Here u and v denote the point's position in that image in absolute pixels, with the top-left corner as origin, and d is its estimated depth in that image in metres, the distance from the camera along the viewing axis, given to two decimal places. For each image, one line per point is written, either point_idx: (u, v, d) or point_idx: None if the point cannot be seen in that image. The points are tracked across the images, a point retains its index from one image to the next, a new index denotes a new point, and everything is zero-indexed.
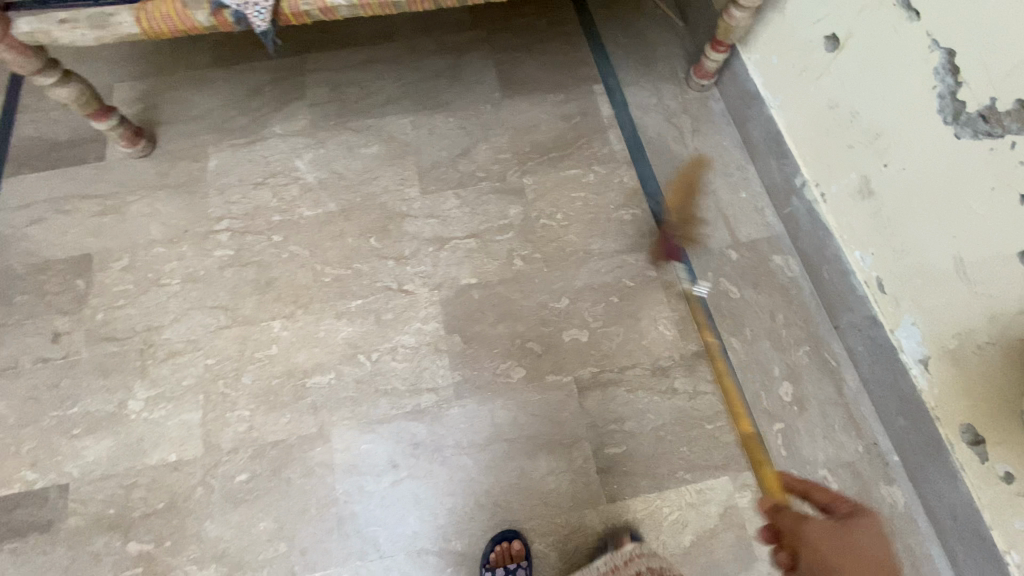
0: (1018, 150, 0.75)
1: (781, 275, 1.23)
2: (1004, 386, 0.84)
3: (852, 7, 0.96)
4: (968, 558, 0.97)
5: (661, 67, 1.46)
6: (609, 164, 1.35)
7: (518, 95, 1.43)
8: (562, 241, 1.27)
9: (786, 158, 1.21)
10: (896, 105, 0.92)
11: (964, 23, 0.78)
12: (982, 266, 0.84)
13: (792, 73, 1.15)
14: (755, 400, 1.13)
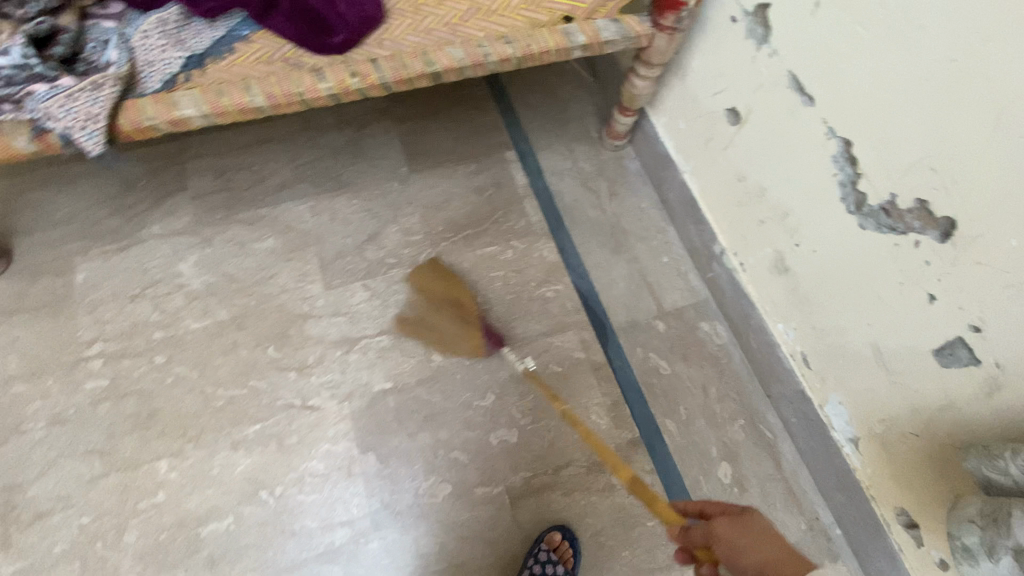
0: (921, 250, 0.71)
1: (711, 345, 1.19)
2: (932, 476, 0.82)
3: (749, 83, 0.93)
4: None
5: (575, 127, 1.41)
6: (527, 238, 1.28)
7: (426, 168, 1.34)
8: (482, 328, 1.17)
9: (703, 225, 1.18)
10: (800, 186, 0.89)
11: (855, 115, 0.75)
12: (899, 357, 0.81)
13: (700, 141, 1.11)
14: (695, 486, 1.08)
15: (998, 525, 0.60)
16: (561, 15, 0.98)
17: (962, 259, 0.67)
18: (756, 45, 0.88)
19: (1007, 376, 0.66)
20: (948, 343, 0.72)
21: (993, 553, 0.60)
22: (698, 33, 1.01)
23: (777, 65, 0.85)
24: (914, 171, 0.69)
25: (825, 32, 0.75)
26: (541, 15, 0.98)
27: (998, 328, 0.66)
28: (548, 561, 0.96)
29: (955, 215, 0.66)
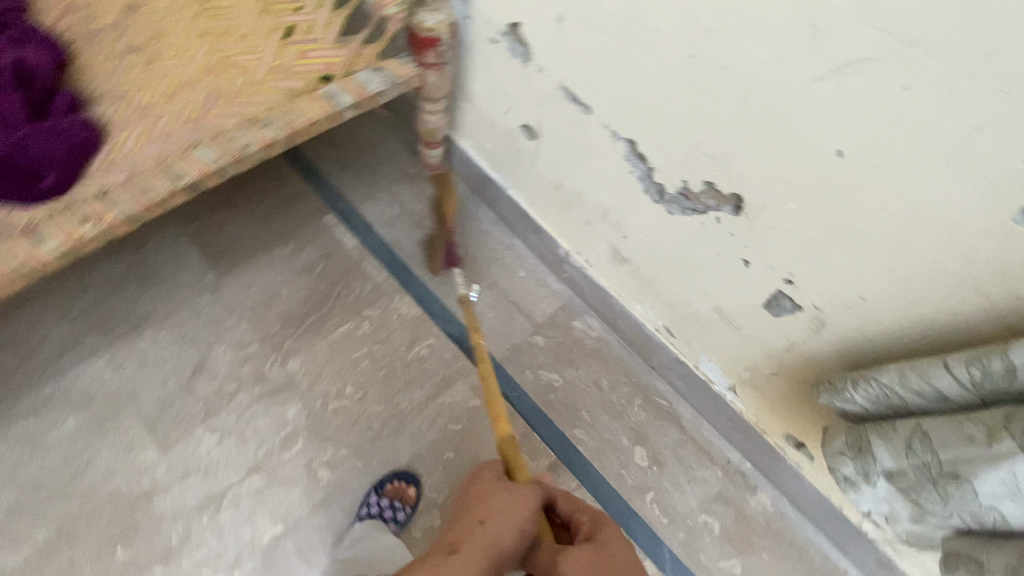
0: (723, 224, 0.76)
1: (591, 340, 1.21)
2: (798, 405, 0.91)
3: (530, 98, 0.92)
4: (835, 531, 1.07)
5: (388, 166, 1.32)
6: (379, 301, 1.18)
7: (238, 265, 1.17)
8: (364, 417, 1.07)
9: (542, 233, 1.18)
10: (607, 186, 0.90)
11: (629, 114, 0.76)
12: (739, 315, 0.86)
13: (510, 157, 1.10)
14: (620, 482, 1.11)
15: (865, 455, 0.67)
16: (318, 76, 0.89)
17: (758, 226, 0.71)
18: (523, 62, 0.87)
19: (826, 316, 0.72)
20: (773, 296, 0.78)
21: (870, 478, 0.67)
22: (468, 57, 0.98)
23: (547, 79, 0.85)
24: (694, 157, 0.72)
25: (575, 44, 0.75)
26: (294, 81, 0.88)
27: (804, 277, 0.71)
28: None
29: (739, 191, 0.70)
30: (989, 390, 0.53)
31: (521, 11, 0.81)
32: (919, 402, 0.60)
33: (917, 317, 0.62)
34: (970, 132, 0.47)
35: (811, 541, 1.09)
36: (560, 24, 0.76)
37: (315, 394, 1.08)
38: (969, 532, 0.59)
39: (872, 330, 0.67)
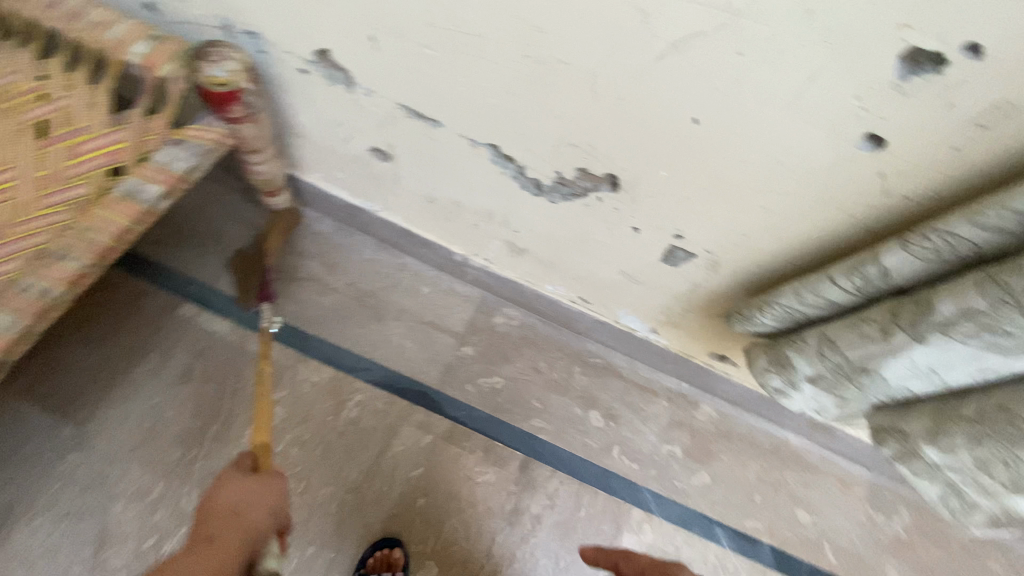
0: (606, 202, 0.76)
1: (515, 330, 1.21)
2: (714, 330, 0.98)
3: (369, 123, 0.83)
4: (771, 411, 1.21)
5: (234, 227, 1.16)
6: (284, 379, 1.06)
7: (100, 404, 0.99)
8: (319, 506, 0.99)
9: (430, 245, 1.12)
10: (481, 190, 0.86)
11: (482, 120, 0.72)
12: (644, 273, 0.89)
13: (368, 182, 1.00)
14: (587, 449, 1.15)
15: (788, 368, 0.73)
16: (104, 172, 0.72)
17: (638, 196, 0.72)
18: (348, 89, 0.78)
19: (719, 257, 0.77)
20: (668, 251, 0.81)
21: (797, 386, 0.74)
22: (282, 92, 0.86)
23: (381, 101, 0.77)
24: (560, 148, 0.70)
25: (401, 61, 0.68)
26: (72, 190, 0.70)
27: (691, 230, 0.74)
28: None
29: (612, 170, 0.70)
30: (871, 289, 0.59)
31: (327, 36, 0.71)
32: (819, 311, 0.67)
33: (796, 241, 0.67)
34: (805, 81, 0.49)
35: (754, 427, 1.23)
36: (376, 44, 0.68)
37: None
38: (885, 405, 0.67)
39: (761, 260, 0.73)
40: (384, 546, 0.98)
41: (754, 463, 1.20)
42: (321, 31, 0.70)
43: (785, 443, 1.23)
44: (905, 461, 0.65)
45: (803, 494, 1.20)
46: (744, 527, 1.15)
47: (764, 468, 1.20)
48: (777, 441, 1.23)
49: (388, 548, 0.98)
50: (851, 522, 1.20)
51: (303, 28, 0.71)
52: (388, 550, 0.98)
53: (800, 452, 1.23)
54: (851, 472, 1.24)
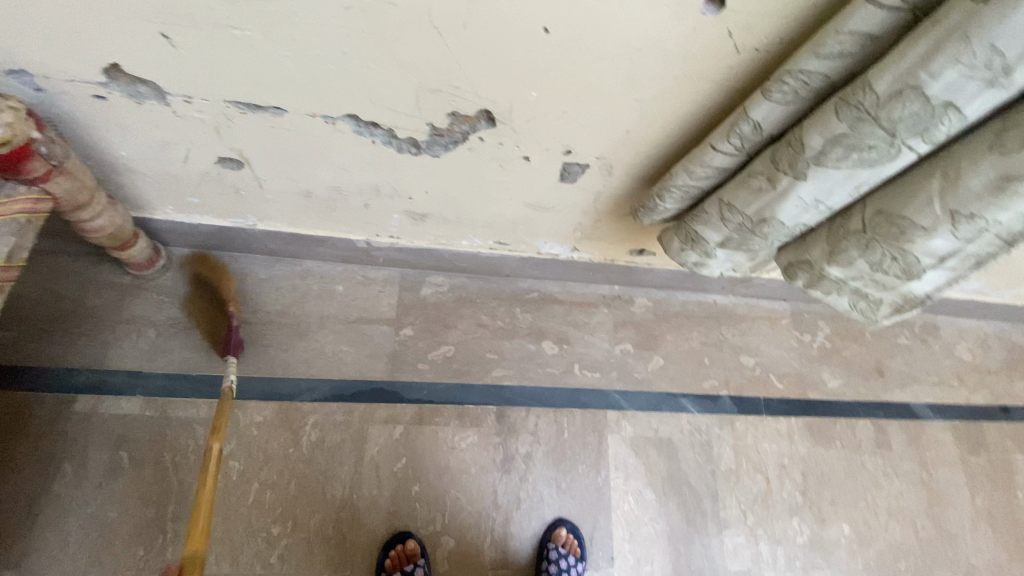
0: (488, 140, 0.73)
1: (445, 295, 1.19)
2: (627, 229, 1.01)
3: (204, 133, 0.73)
4: (696, 282, 1.30)
5: (99, 297, 1.01)
6: (227, 432, 0.98)
7: (24, 538, 0.87)
8: (316, 536, 0.96)
9: (328, 242, 1.04)
10: (359, 167, 0.80)
11: (329, 94, 0.65)
12: (546, 198, 0.89)
13: (231, 199, 0.90)
14: (552, 378, 1.18)
15: (700, 241, 0.77)
16: None
17: (516, 124, 0.70)
18: (161, 101, 0.67)
19: (610, 159, 0.77)
20: (563, 169, 0.80)
21: (712, 254, 0.79)
22: (85, 129, 0.72)
23: (207, 105, 0.67)
24: (423, 98, 0.65)
25: (210, 52, 0.59)
26: None
27: (577, 142, 0.74)
28: (563, 556, 1.00)
29: (483, 105, 0.67)
30: (749, 145, 0.63)
31: (108, 48, 0.59)
32: (711, 180, 0.70)
33: (674, 122, 0.68)
34: None
35: (687, 302, 1.33)
36: (172, 41, 0.58)
37: (250, 564, 0.92)
38: (787, 244, 0.73)
39: (649, 150, 0.74)
40: (399, 541, 0.97)
41: (696, 333, 1.31)
42: (99, 44, 0.58)
43: (714, 305, 1.35)
44: (816, 286, 0.72)
45: (742, 343, 1.33)
46: (705, 389, 1.26)
47: (705, 333, 1.31)
48: (708, 306, 1.34)
49: (403, 541, 0.97)
50: (785, 350, 1.36)
51: (74, 46, 0.59)
52: (404, 543, 0.97)
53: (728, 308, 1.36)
54: (773, 309, 1.39)
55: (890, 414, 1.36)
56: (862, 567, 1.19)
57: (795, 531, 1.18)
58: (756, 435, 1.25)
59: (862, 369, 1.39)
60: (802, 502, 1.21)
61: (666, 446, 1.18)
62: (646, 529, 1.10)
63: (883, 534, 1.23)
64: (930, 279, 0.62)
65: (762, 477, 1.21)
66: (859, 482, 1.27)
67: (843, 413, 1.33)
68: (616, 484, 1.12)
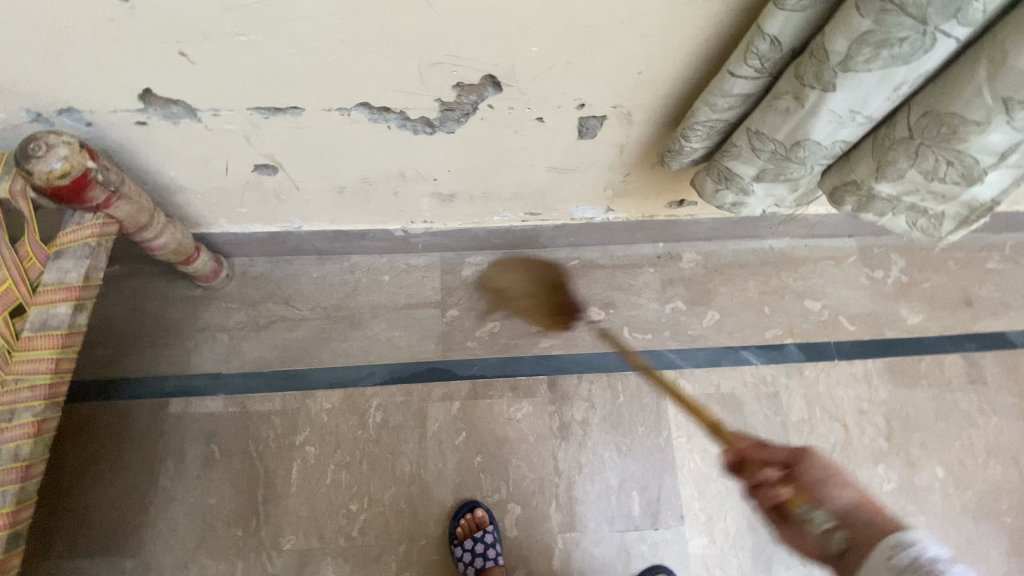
0: (499, 105, 0.73)
1: (486, 274, 1.20)
2: (659, 180, 0.98)
3: (237, 143, 0.78)
4: (746, 228, 1.23)
5: (177, 310, 1.12)
6: (301, 420, 1.06)
7: (143, 525, 0.99)
8: (391, 510, 1.01)
9: (369, 234, 1.08)
10: (382, 154, 0.82)
11: (337, 85, 0.67)
12: (569, 158, 0.88)
13: (273, 203, 0.96)
14: (602, 342, 1.17)
15: (734, 179, 0.73)
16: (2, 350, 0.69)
17: (523, 84, 0.69)
18: (194, 118, 0.73)
19: (627, 106, 0.75)
20: (580, 124, 0.79)
21: (749, 191, 0.74)
22: (136, 155, 0.80)
23: (233, 115, 0.72)
24: (428, 73, 0.66)
25: (223, 63, 0.63)
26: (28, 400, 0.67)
27: (589, 93, 0.72)
28: None
29: (487, 70, 0.66)
30: (770, 63, 0.58)
31: (139, 75, 0.65)
32: (735, 110, 0.66)
33: (685, 55, 0.65)
34: None
35: (739, 251, 1.26)
36: (189, 58, 0.62)
37: (334, 539, 0.99)
38: (828, 169, 0.68)
39: (666, 90, 0.71)
40: (467, 510, 1.01)
41: (752, 282, 1.24)
42: (132, 72, 0.64)
43: (770, 251, 1.27)
44: (867, 209, 0.66)
45: (805, 287, 1.24)
46: (767, 339, 1.20)
47: (764, 281, 1.24)
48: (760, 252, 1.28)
49: (471, 510, 1.01)
50: (855, 290, 1.26)
51: (111, 78, 0.65)
52: (473, 512, 1.01)
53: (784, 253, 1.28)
54: (837, 248, 1.29)
55: (983, 346, 1.24)
56: (960, 510, 1.11)
57: (881, 479, 1.11)
58: (828, 381, 1.17)
59: (947, 301, 1.27)
60: (887, 447, 1.14)
61: (730, 400, 1.13)
62: (716, 485, 1.07)
63: (983, 475, 1.14)
64: (995, 180, 0.57)
65: (839, 425, 1.14)
66: (951, 422, 1.17)
67: (927, 350, 1.23)
68: (680, 442, 1.10)
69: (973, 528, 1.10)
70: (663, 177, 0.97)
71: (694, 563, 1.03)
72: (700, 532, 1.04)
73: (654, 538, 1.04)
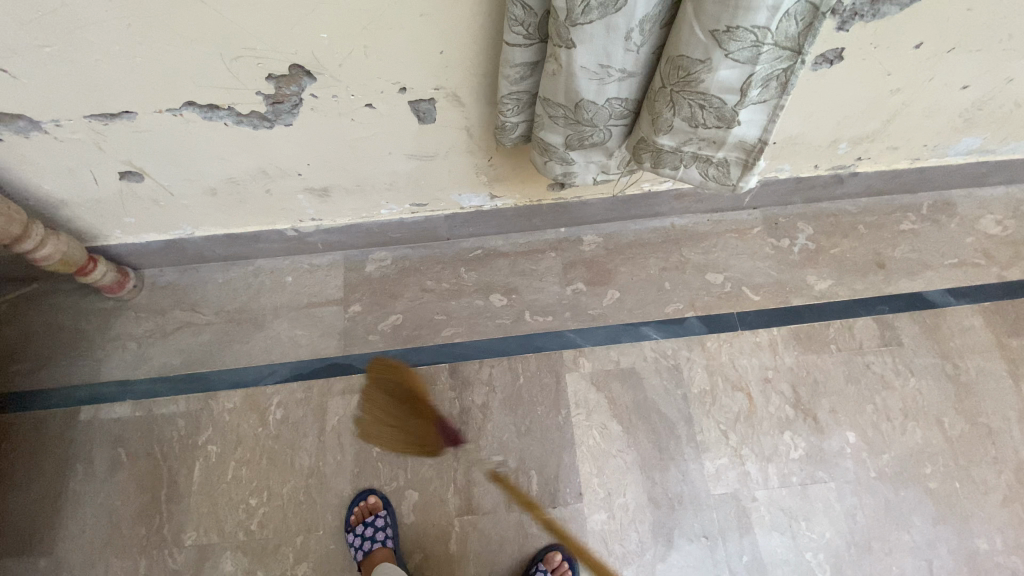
0: (322, 95, 0.77)
1: (389, 269, 1.23)
2: (522, 162, 1.00)
3: (91, 152, 0.83)
4: (643, 208, 1.25)
5: (90, 322, 1.17)
6: (204, 420, 1.09)
7: (52, 528, 1.02)
8: (289, 502, 1.03)
9: (263, 238, 1.12)
10: (235, 152, 0.86)
11: (154, 86, 0.72)
12: (421, 145, 0.90)
13: (156, 211, 1.00)
14: (503, 328, 1.19)
15: (551, 149, 0.73)
16: None
17: (334, 72, 0.73)
18: (41, 131, 0.78)
19: (449, 87, 0.78)
20: (413, 109, 0.82)
21: (571, 160, 0.74)
22: (6, 172, 0.86)
23: (75, 124, 0.78)
24: (237, 68, 0.70)
25: (42, 74, 0.69)
26: None
27: (405, 76, 0.75)
28: None
29: (291, 61, 0.70)
30: (533, 28, 0.61)
31: None
32: (529, 79, 0.68)
33: (471, 30, 0.68)
34: None
35: (640, 230, 1.28)
36: (10, 73, 0.68)
37: (234, 533, 1.01)
38: (626, 129, 0.69)
39: (475, 66, 0.74)
40: (361, 499, 1.03)
41: (653, 259, 1.25)
42: None
43: (672, 229, 1.28)
44: (662, 164, 0.67)
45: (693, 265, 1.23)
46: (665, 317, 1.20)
47: (665, 258, 1.25)
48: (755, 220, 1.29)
49: (365, 498, 1.03)
50: (760, 260, 1.25)
51: None
52: (366, 500, 1.03)
53: (731, 229, 1.28)
54: (741, 220, 1.29)
55: (897, 307, 1.22)
56: (875, 475, 1.08)
57: (788, 446, 1.09)
58: (731, 351, 1.16)
59: (857, 265, 1.26)
60: (794, 415, 1.12)
61: (630, 376, 1.14)
62: (615, 461, 1.07)
63: (899, 438, 1.11)
64: (751, 119, 0.58)
65: (743, 395, 1.13)
66: (863, 385, 1.15)
67: (837, 315, 1.21)
68: (578, 420, 1.10)
69: (890, 493, 1.07)
70: (513, 158, 0.98)
71: (593, 540, 1.02)
72: (598, 508, 1.04)
73: (552, 516, 1.04)
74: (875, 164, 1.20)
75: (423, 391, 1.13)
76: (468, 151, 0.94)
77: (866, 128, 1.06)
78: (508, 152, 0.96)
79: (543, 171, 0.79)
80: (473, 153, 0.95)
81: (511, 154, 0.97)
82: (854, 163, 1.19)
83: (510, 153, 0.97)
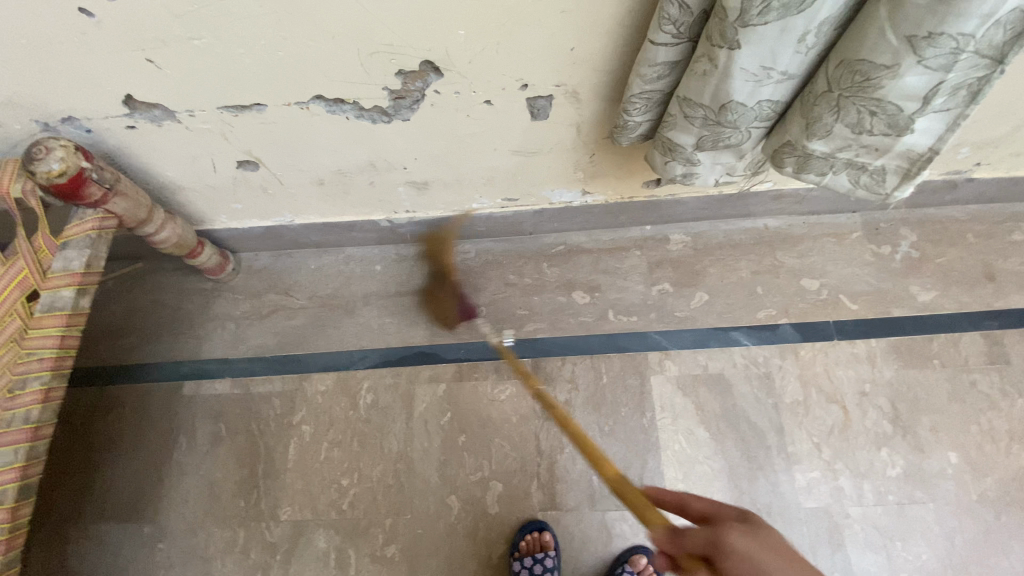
0: (446, 90, 0.77)
1: (473, 261, 1.24)
2: (624, 158, 0.98)
3: (216, 141, 0.86)
4: (736, 208, 1.20)
5: (191, 301, 1.23)
6: (298, 402, 1.13)
7: (161, 495, 1.09)
8: (379, 485, 1.07)
9: (357, 227, 1.14)
10: (349, 144, 0.88)
11: (288, 80, 0.74)
12: (529, 141, 0.89)
13: (263, 198, 1.03)
14: (587, 325, 1.18)
15: (678, 150, 0.70)
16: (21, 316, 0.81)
17: (462, 68, 0.73)
18: (174, 120, 0.81)
19: (571, 84, 0.76)
20: (530, 105, 0.81)
21: (696, 161, 0.72)
22: (136, 158, 0.90)
23: (207, 114, 0.80)
24: (369, 63, 0.71)
25: (185, 66, 0.72)
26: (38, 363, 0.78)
27: (530, 73, 0.74)
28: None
29: (424, 57, 0.70)
30: (685, 27, 0.58)
31: (118, 83, 0.74)
32: (666, 79, 0.65)
33: (609, 28, 0.67)
34: None
35: (731, 232, 1.24)
36: (156, 64, 0.71)
37: (326, 512, 1.05)
38: (766, 132, 0.66)
39: (604, 64, 0.72)
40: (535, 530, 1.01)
41: (744, 262, 1.21)
42: (113, 80, 0.74)
43: (764, 231, 1.24)
44: (807, 169, 0.64)
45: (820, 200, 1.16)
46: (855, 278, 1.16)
47: (756, 261, 1.21)
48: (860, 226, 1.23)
49: (539, 531, 1.01)
50: (858, 267, 1.20)
51: (94, 87, 0.75)
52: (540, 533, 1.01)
53: (826, 233, 1.23)
54: (838, 225, 1.23)
55: (1007, 324, 1.14)
56: (978, 499, 1.02)
57: (885, 463, 1.05)
58: (825, 361, 1.12)
59: (964, 277, 1.18)
60: (892, 431, 1.07)
61: (718, 381, 1.11)
62: (702, 467, 1.05)
63: (1005, 461, 1.04)
64: (926, 128, 0.55)
65: (837, 407, 1.09)
66: (967, 404, 1.08)
67: (941, 328, 1.14)
68: (664, 423, 1.09)
69: (993, 519, 1.01)
70: (621, 154, 0.96)
71: None
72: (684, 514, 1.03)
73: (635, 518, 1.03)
74: (993, 170, 1.13)
75: (507, 383, 1.13)
76: (576, 147, 0.93)
77: (992, 133, 0.99)
78: (617, 148, 0.94)
79: (661, 173, 0.77)
80: (580, 149, 0.93)
81: (620, 151, 0.95)
82: (971, 168, 1.11)
83: (620, 150, 0.95)
